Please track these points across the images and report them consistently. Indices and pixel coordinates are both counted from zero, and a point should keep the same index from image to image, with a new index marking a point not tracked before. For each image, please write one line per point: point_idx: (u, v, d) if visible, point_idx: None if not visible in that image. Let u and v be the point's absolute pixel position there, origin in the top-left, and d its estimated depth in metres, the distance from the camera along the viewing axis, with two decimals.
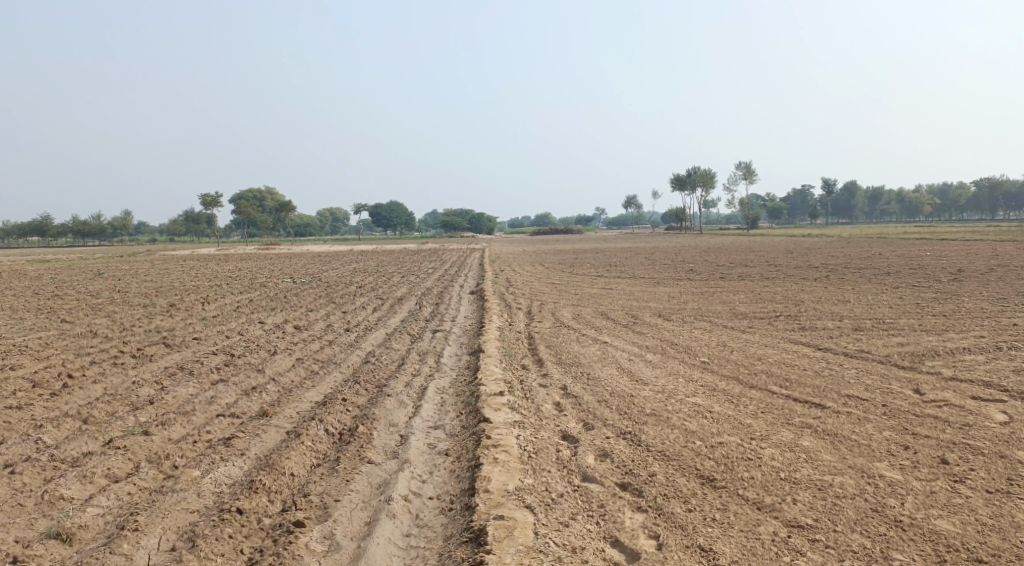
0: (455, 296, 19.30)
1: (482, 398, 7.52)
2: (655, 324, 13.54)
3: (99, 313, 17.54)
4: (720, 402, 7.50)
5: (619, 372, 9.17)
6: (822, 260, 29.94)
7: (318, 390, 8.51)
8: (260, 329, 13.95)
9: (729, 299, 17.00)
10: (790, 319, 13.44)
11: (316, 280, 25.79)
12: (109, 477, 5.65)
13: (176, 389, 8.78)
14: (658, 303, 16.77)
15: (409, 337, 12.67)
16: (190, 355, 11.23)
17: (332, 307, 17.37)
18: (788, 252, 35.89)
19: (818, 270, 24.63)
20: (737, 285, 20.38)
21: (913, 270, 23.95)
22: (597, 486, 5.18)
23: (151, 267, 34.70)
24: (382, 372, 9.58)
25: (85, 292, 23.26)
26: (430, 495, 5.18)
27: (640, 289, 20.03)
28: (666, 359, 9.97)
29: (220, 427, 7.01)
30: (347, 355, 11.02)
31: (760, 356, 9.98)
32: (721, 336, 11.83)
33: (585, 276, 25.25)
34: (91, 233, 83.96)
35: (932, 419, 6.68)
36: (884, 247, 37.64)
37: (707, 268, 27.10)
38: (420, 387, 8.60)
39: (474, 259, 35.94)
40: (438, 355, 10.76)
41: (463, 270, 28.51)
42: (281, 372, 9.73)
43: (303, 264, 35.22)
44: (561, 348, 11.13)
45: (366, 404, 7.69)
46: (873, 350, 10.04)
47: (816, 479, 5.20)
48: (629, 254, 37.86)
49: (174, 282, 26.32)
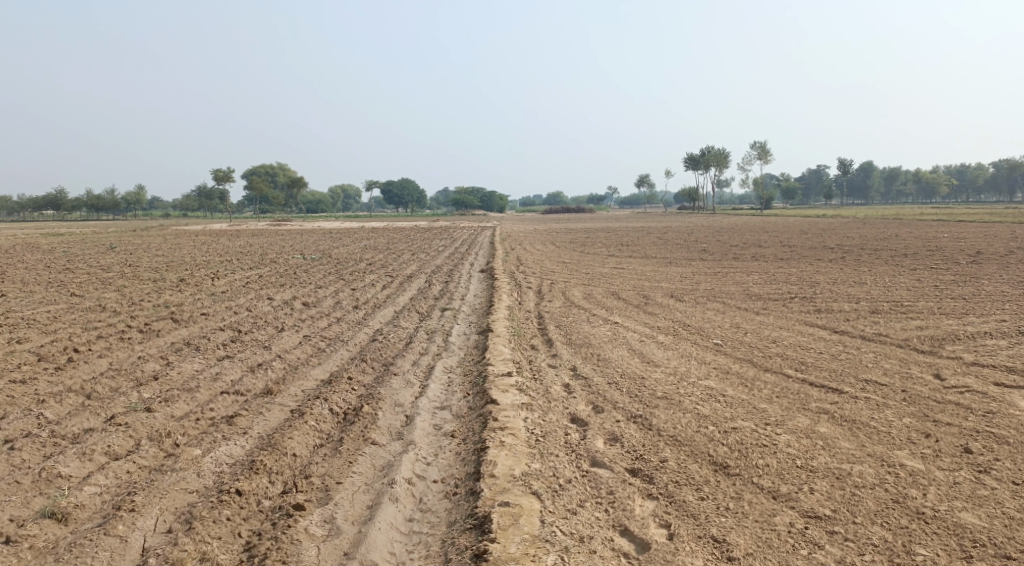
0: (465, 274, 19.12)
1: (490, 379, 7.38)
2: (667, 304, 13.35)
3: (109, 287, 17.53)
4: (734, 385, 7.33)
5: (629, 353, 9.00)
6: (838, 241, 29.52)
7: (324, 368, 8.40)
8: (268, 305, 13.86)
9: (743, 280, 16.73)
10: (805, 300, 13.20)
11: (326, 256, 25.73)
12: (108, 455, 5.55)
13: (181, 365, 8.69)
14: (670, 283, 16.55)
15: (418, 314, 12.55)
16: (197, 331, 11.16)
17: (340, 284, 17.27)
18: (803, 233, 35.41)
19: (833, 251, 24.27)
20: (751, 265, 20.09)
21: (931, 252, 23.54)
22: (606, 471, 5.03)
23: (163, 242, 34.81)
24: (390, 349, 9.46)
25: (96, 266, 23.36)
26: (434, 478, 5.05)
27: (652, 269, 19.78)
28: (678, 340, 9.79)
29: (223, 405, 6.91)
30: (354, 332, 10.91)
31: (775, 338, 9.78)
32: (735, 318, 11.61)
33: (597, 255, 25.00)
34: (105, 207, 84.41)
35: (954, 406, 6.47)
36: (901, 228, 37.07)
37: (720, 248, 26.77)
38: (427, 366, 8.46)
39: (485, 237, 35.70)
40: (447, 334, 10.62)
41: (473, 247, 28.38)
42: (288, 349, 9.62)
43: (314, 240, 35.20)
44: (571, 328, 10.96)
45: (372, 383, 7.57)
46: (891, 333, 9.81)
47: (834, 468, 5.03)
48: (641, 234, 37.52)
49: (185, 256, 26.35)
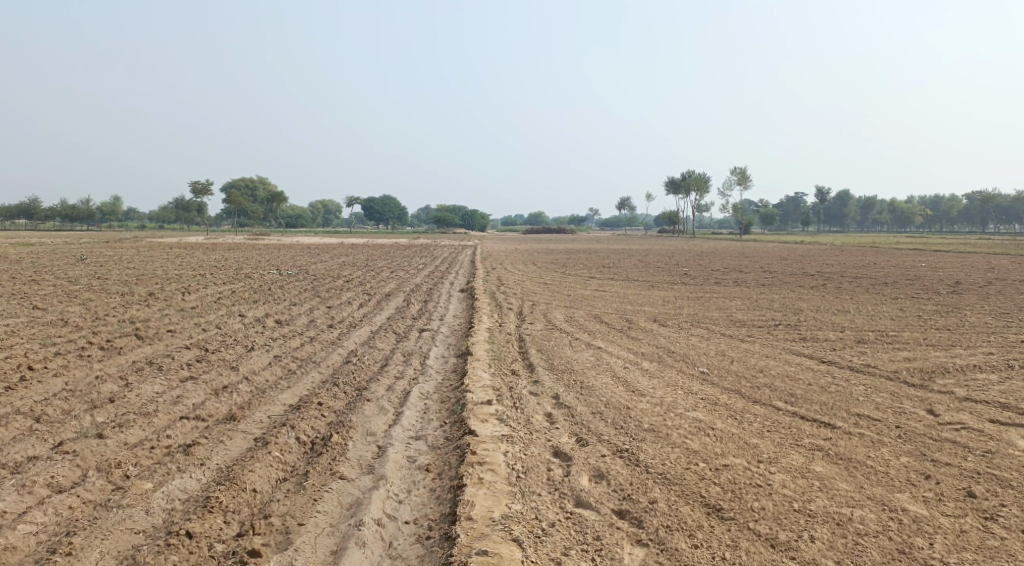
0: (445, 294, 18.73)
1: (468, 407, 7.00)
2: (651, 330, 13.07)
3: (74, 300, 16.89)
4: (723, 418, 7.02)
5: (614, 381, 8.67)
6: (819, 268, 29.56)
7: (293, 392, 7.97)
8: (240, 323, 13.38)
9: (726, 305, 16.53)
10: (790, 328, 12.99)
11: (303, 272, 25.21)
12: (49, 488, 5.09)
13: (141, 387, 8.21)
14: (653, 308, 16.30)
15: (394, 335, 12.14)
16: (162, 349, 10.66)
17: (316, 302, 16.78)
18: (783, 259, 35.50)
19: (814, 278, 24.26)
20: (733, 291, 19.95)
21: (910, 281, 23.58)
22: (591, 513, 4.69)
23: (136, 254, 34.04)
24: (363, 373, 9.04)
25: (64, 277, 22.63)
26: (406, 519, 4.66)
27: (635, 293, 19.52)
28: (663, 368, 9.49)
29: (182, 432, 6.46)
30: (328, 353, 10.47)
31: (762, 367, 9.52)
32: (720, 345, 11.36)
33: (578, 277, 24.74)
34: (79, 218, 83.03)
35: (951, 444, 6.21)
36: (879, 257, 37.33)
37: (701, 273, 26.64)
38: (402, 391, 8.07)
39: (466, 256, 35.33)
40: (424, 357, 10.23)
41: (454, 266, 28.00)
42: (256, 370, 9.17)
43: (291, 255, 34.66)
44: (552, 353, 10.62)
45: (343, 410, 7.17)
46: (879, 365, 9.60)
47: (834, 513, 4.74)
48: (623, 256, 37.46)
49: (157, 269, 25.67)
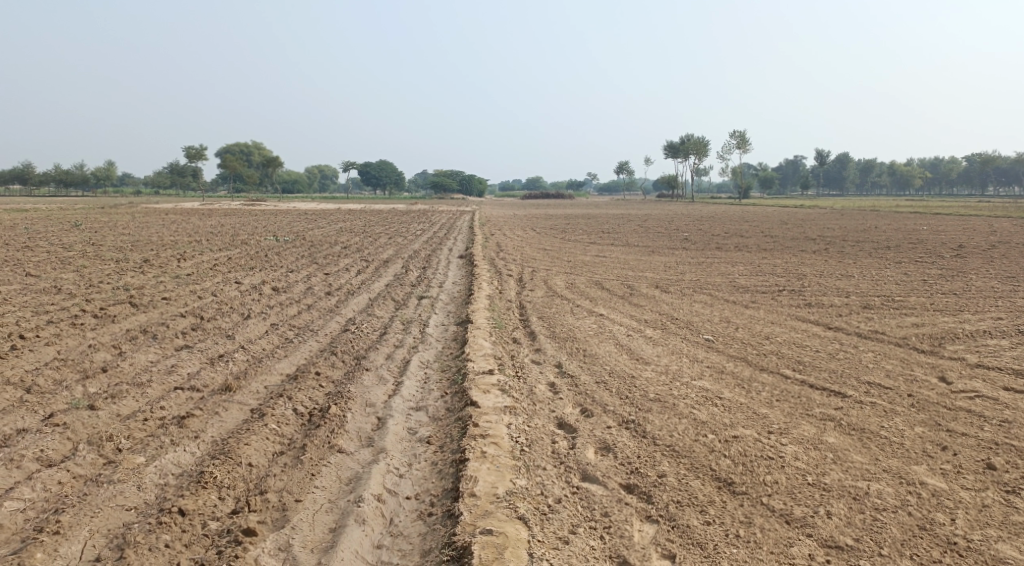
0: (444, 260, 18.49)
1: (469, 377, 6.83)
2: (653, 296, 12.88)
3: (68, 267, 16.64)
4: (730, 387, 6.86)
5: (617, 349, 8.50)
6: (821, 232, 29.32)
7: (290, 361, 7.78)
8: (236, 290, 13.16)
9: (729, 271, 16.33)
10: (795, 294, 12.81)
11: (300, 238, 24.92)
12: (38, 462, 4.91)
13: (135, 356, 8.02)
14: (655, 273, 16.09)
15: (393, 303, 11.94)
16: (157, 317, 10.45)
17: (313, 268, 16.54)
18: (783, 223, 35.19)
19: (816, 242, 24.02)
20: (735, 256, 19.73)
21: (913, 245, 23.35)
22: (599, 488, 4.54)
23: (132, 220, 33.67)
24: (362, 341, 8.86)
25: (58, 244, 22.32)
26: (407, 494, 4.51)
27: (636, 258, 19.29)
28: (668, 335, 9.32)
29: (177, 403, 6.29)
30: (325, 321, 10.27)
31: (768, 334, 9.35)
32: (724, 311, 11.17)
33: (578, 242, 24.49)
34: (75, 183, 82.25)
35: (966, 414, 6.05)
36: (880, 220, 37.05)
37: (702, 238, 26.39)
38: (402, 361, 7.88)
39: (464, 221, 34.92)
40: (423, 324, 10.04)
41: (452, 232, 27.70)
42: (253, 339, 8.97)
43: (288, 220, 34.30)
44: (554, 320, 10.43)
45: (342, 380, 6.99)
46: (887, 331, 9.44)
47: (849, 486, 4.61)
48: (622, 221, 37.17)
49: (152, 236, 25.35)
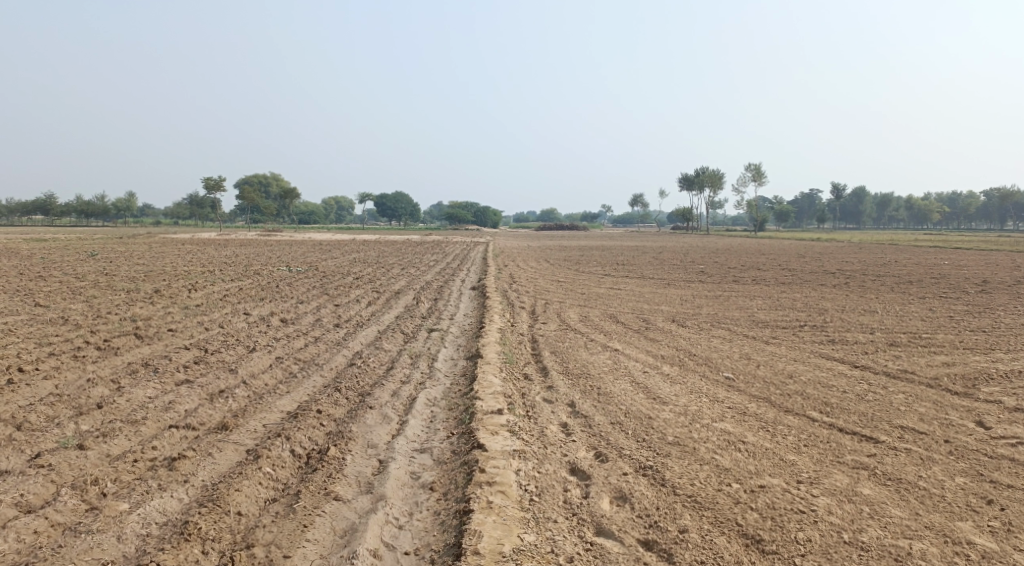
0: (456, 292, 18.21)
1: (477, 417, 6.49)
2: (669, 330, 12.52)
3: (78, 297, 16.53)
4: (753, 429, 6.47)
5: (633, 387, 8.12)
6: (840, 265, 28.82)
7: (292, 397, 7.48)
8: (244, 321, 12.93)
9: (747, 305, 15.92)
10: (816, 329, 12.38)
11: (312, 269, 24.80)
12: (17, 508, 4.63)
13: (133, 391, 7.75)
14: (671, 307, 15.71)
15: (402, 336, 11.65)
16: (160, 350, 10.22)
17: (323, 299, 16.32)
18: (801, 256, 34.70)
19: (835, 276, 23.55)
20: (754, 289, 19.30)
21: (936, 280, 22.81)
22: (614, 544, 4.19)
23: (147, 250, 33.82)
24: (368, 376, 8.55)
25: (72, 274, 22.32)
26: (406, 549, 4.18)
27: (651, 291, 18.92)
28: (685, 372, 8.93)
29: (170, 442, 6.00)
30: (332, 355, 9.98)
31: (791, 372, 8.95)
32: (744, 348, 10.77)
33: (592, 275, 24.17)
34: (95, 213, 83.35)
35: (1010, 463, 5.63)
36: (900, 254, 36.49)
37: (718, 270, 26.00)
38: (408, 398, 7.56)
39: (478, 252, 34.67)
40: (432, 359, 9.72)
41: (465, 264, 27.49)
42: (255, 373, 8.69)
43: (302, 251, 34.30)
44: (568, 355, 10.09)
45: (344, 418, 6.68)
46: (918, 370, 8.99)
47: (890, 545, 4.26)
48: (637, 253, 36.86)
49: (165, 266, 25.33)
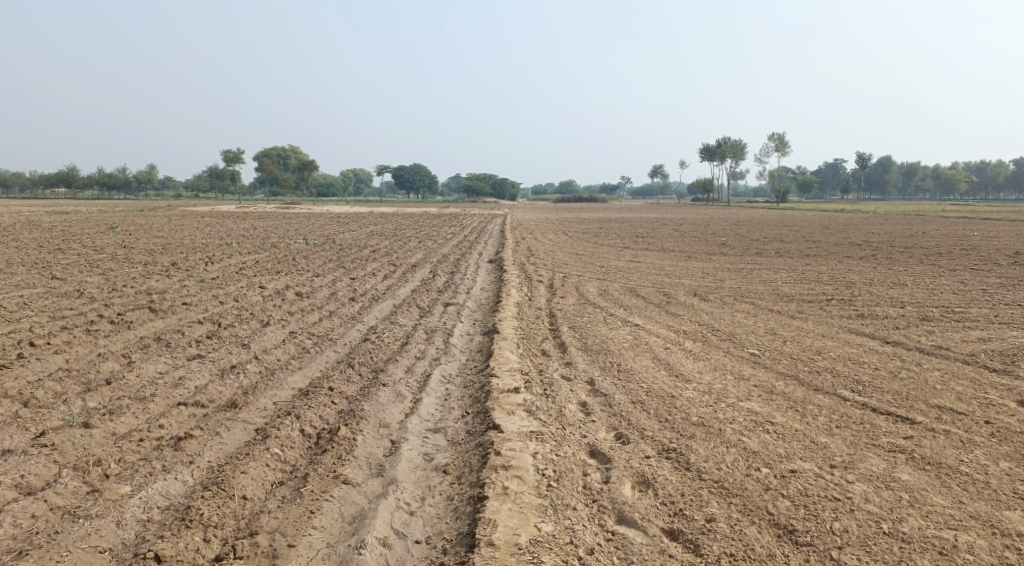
0: (473, 265, 17.97)
1: (493, 396, 6.26)
2: (691, 304, 12.20)
3: (94, 270, 16.50)
4: (782, 409, 6.18)
5: (655, 364, 7.84)
6: (866, 237, 28.16)
7: (304, 374, 7.29)
8: (259, 295, 12.79)
9: (771, 278, 15.52)
10: (844, 304, 11.99)
11: (329, 241, 24.65)
12: (16, 490, 4.48)
13: (143, 367, 7.60)
14: (692, 280, 15.35)
15: (418, 310, 11.45)
16: (173, 324, 10.09)
17: (339, 273, 16.16)
18: (826, 228, 33.98)
19: (861, 248, 22.97)
20: (777, 262, 18.86)
21: (966, 252, 22.16)
22: (637, 533, 3.96)
23: (166, 222, 33.87)
24: (382, 352, 8.36)
25: (90, 246, 22.34)
26: (417, 538, 3.98)
27: (672, 264, 18.54)
28: (708, 348, 8.64)
29: (177, 421, 5.84)
30: (346, 330, 9.79)
31: (820, 348, 8.62)
32: (769, 322, 10.43)
33: (611, 247, 23.80)
34: (117, 187, 83.87)
35: None
36: (927, 225, 35.64)
37: (740, 243, 25.49)
38: (422, 375, 7.34)
39: (496, 225, 34.34)
40: (448, 334, 9.50)
41: (483, 236, 27.21)
42: (268, 348, 8.52)
43: (319, 224, 34.17)
44: (586, 330, 9.82)
45: (356, 396, 6.48)
46: (953, 347, 8.62)
47: (933, 537, 3.98)
48: (657, 225, 36.34)
49: (183, 239, 25.30)
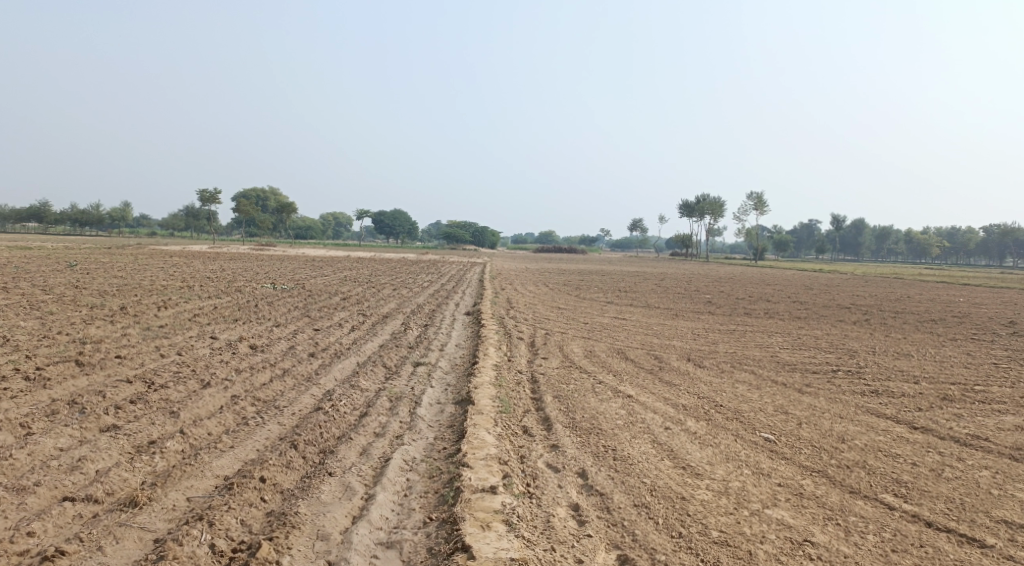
0: (449, 317, 16.74)
1: (464, 498, 5.04)
2: (687, 372, 11.08)
3: (31, 313, 15.01)
4: (821, 524, 5.04)
5: (656, 450, 6.65)
6: (855, 299, 27.46)
7: (235, 456, 6.00)
8: (208, 348, 11.42)
9: (767, 343, 14.50)
10: (853, 376, 10.91)
11: (298, 287, 23.28)
12: None
13: (40, 442, 6.22)
14: (684, 343, 14.27)
15: (383, 371, 10.18)
16: (98, 383, 8.72)
17: (303, 324, 14.81)
18: (809, 288, 33.31)
19: (853, 312, 22.17)
20: (769, 324, 17.89)
21: (960, 319, 21.45)
22: None
23: (129, 262, 32.28)
24: (336, 425, 7.09)
25: (39, 285, 20.83)
26: None
27: (659, 323, 17.46)
28: (715, 430, 7.46)
29: (55, 526, 4.52)
30: (297, 395, 8.48)
31: (842, 434, 7.49)
32: (777, 397, 9.31)
33: (594, 302, 22.73)
34: (89, 223, 81.72)
35: None
36: (909, 288, 35.19)
37: (726, 301, 24.51)
38: (380, 460, 6.09)
39: (474, 274, 33.21)
40: (415, 403, 8.25)
41: (461, 286, 26.02)
42: (201, 418, 7.20)
43: (291, 267, 32.68)
44: (573, 401, 8.62)
45: (293, 492, 5.23)
46: (991, 437, 7.55)
47: None
48: (639, 279, 35.56)
49: (143, 280, 23.79)
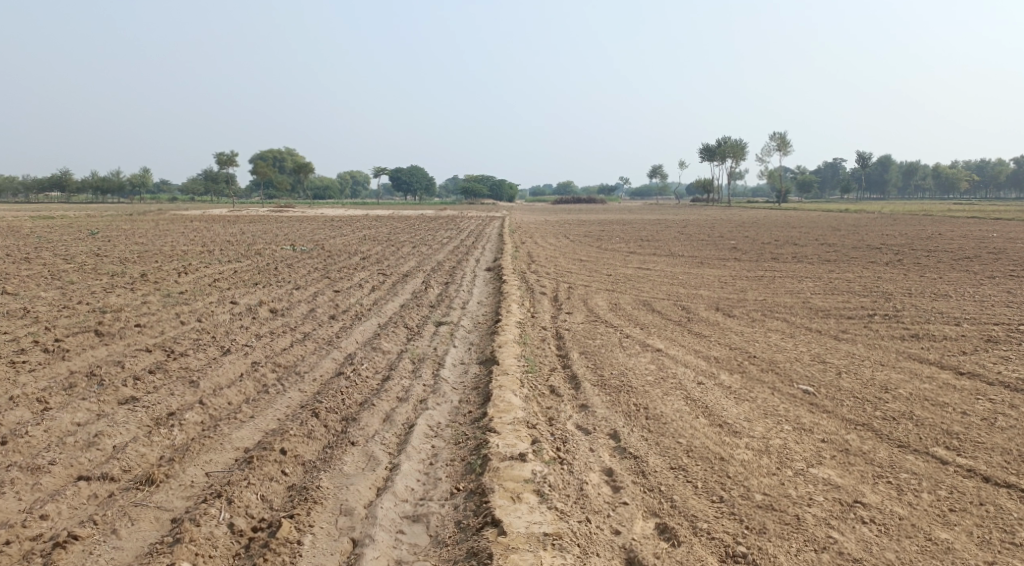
0: (469, 273, 16.49)
1: (492, 468, 4.82)
2: (716, 322, 10.75)
3: (53, 283, 14.99)
4: (871, 483, 4.75)
5: (691, 407, 6.37)
6: (885, 239, 26.71)
7: (255, 426, 5.82)
8: (227, 314, 11.27)
9: (798, 289, 14.07)
10: (891, 321, 10.50)
11: (318, 247, 23.12)
12: None
13: (57, 416, 6.09)
14: (711, 291, 13.89)
15: (405, 332, 9.98)
16: (117, 353, 8.60)
17: (323, 285, 14.64)
18: (836, 230, 32.54)
19: (884, 252, 21.55)
20: (798, 269, 17.40)
21: (996, 255, 20.75)
22: None
23: (149, 228, 32.30)
24: (358, 391, 6.88)
25: (62, 255, 20.86)
26: None
27: (684, 271, 17.03)
28: (750, 384, 7.15)
29: (70, 508, 4.39)
30: (318, 359, 8.30)
31: (885, 383, 7.15)
32: (813, 346, 8.96)
33: (617, 252, 22.33)
34: (110, 191, 82.18)
35: None
36: (940, 226, 34.23)
37: (752, 246, 23.96)
38: (404, 426, 5.88)
39: (493, 228, 32.82)
40: (438, 365, 8.02)
41: (481, 240, 25.71)
42: (221, 387, 7.04)
43: (310, 228, 32.52)
44: (601, 358, 8.34)
45: (314, 464, 5.04)
46: None
47: None
48: (661, 227, 35.00)
49: (163, 246, 23.77)
